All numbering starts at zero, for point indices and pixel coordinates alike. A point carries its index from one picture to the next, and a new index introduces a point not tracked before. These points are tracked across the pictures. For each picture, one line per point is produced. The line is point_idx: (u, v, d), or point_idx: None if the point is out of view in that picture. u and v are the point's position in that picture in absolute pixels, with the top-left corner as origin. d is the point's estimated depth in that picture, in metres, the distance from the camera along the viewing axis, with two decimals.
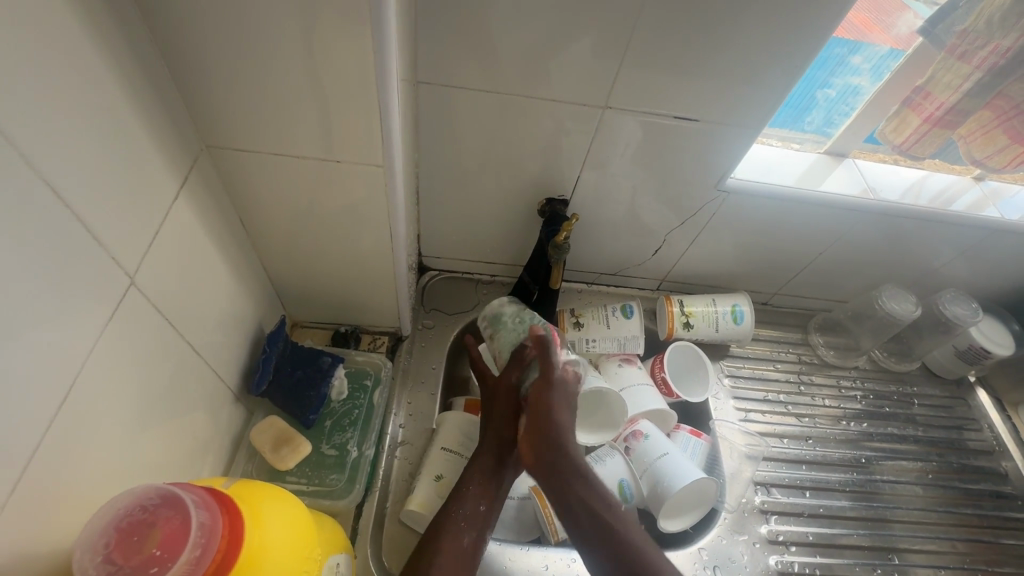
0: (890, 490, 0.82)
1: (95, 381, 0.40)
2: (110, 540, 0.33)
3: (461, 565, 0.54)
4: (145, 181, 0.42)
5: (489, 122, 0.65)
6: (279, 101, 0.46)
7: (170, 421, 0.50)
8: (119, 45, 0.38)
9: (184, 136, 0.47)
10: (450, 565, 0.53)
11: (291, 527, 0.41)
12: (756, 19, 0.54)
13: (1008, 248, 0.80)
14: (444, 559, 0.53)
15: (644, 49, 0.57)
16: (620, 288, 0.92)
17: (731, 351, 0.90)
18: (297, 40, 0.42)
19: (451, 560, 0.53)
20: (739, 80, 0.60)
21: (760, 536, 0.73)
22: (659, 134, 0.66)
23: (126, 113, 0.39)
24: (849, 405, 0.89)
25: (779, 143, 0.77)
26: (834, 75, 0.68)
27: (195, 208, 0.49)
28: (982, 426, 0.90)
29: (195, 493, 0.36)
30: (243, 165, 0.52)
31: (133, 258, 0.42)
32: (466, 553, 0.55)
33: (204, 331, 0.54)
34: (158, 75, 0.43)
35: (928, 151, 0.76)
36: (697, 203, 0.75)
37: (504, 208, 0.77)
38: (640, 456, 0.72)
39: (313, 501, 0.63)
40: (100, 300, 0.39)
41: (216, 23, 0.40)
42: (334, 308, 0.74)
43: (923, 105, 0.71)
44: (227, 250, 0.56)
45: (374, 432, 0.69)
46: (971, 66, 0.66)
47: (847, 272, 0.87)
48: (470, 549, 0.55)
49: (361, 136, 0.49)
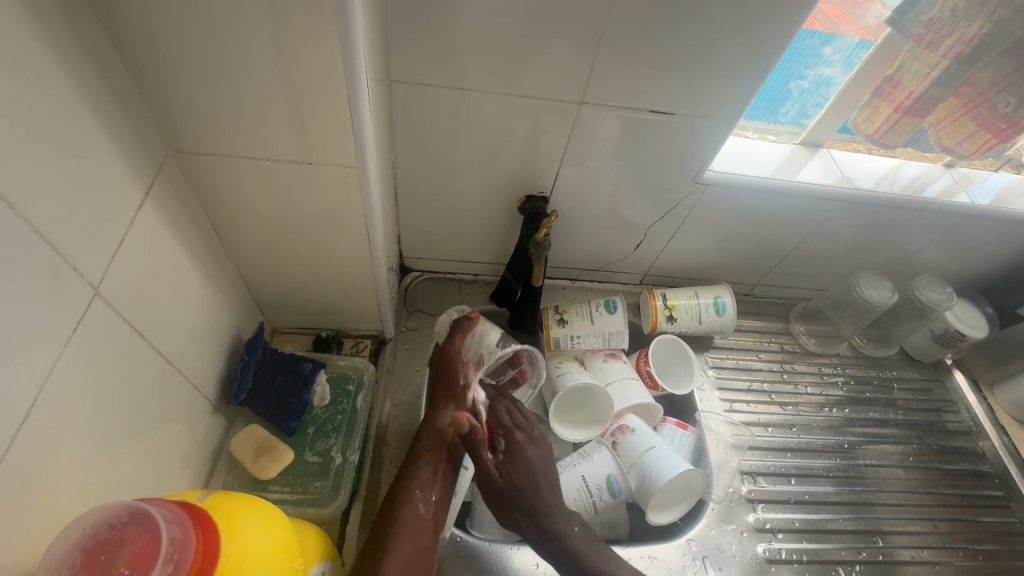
0: (873, 473, 0.83)
1: (61, 397, 0.38)
2: (76, 562, 0.32)
3: (420, 531, 0.58)
4: (106, 189, 0.41)
5: (465, 121, 0.65)
6: (246, 103, 0.45)
7: (144, 435, 0.49)
8: (73, 48, 0.36)
9: (148, 142, 0.45)
10: (409, 535, 0.57)
11: (269, 539, 0.40)
12: (727, 12, 0.54)
13: (980, 232, 0.82)
14: (402, 530, 0.57)
15: (618, 43, 0.57)
16: (604, 283, 0.92)
17: (715, 343, 0.91)
18: (261, 40, 0.41)
19: (410, 530, 0.58)
20: (713, 72, 0.60)
21: (748, 525, 0.74)
22: (636, 129, 0.66)
23: (81, 118, 0.38)
24: (831, 392, 0.90)
25: (756, 135, 0.77)
26: (807, 67, 0.69)
27: (163, 216, 0.48)
28: (959, 408, 0.92)
29: (165, 508, 0.35)
30: (211, 170, 0.51)
31: (97, 269, 0.41)
32: (424, 521, 0.59)
33: (177, 341, 0.53)
34: (118, 79, 0.41)
35: (900, 139, 0.77)
36: (676, 197, 0.75)
37: (484, 207, 0.76)
38: (628, 450, 0.72)
39: (297, 510, 0.62)
40: (60, 311, 0.37)
41: (175, 24, 0.39)
42: (314, 313, 0.73)
43: (892, 95, 0.71)
44: (200, 257, 0.55)
45: (358, 437, 0.68)
46: (938, 55, 0.68)
47: (826, 260, 0.88)
48: (428, 517, 0.60)
49: (333, 137, 0.48)
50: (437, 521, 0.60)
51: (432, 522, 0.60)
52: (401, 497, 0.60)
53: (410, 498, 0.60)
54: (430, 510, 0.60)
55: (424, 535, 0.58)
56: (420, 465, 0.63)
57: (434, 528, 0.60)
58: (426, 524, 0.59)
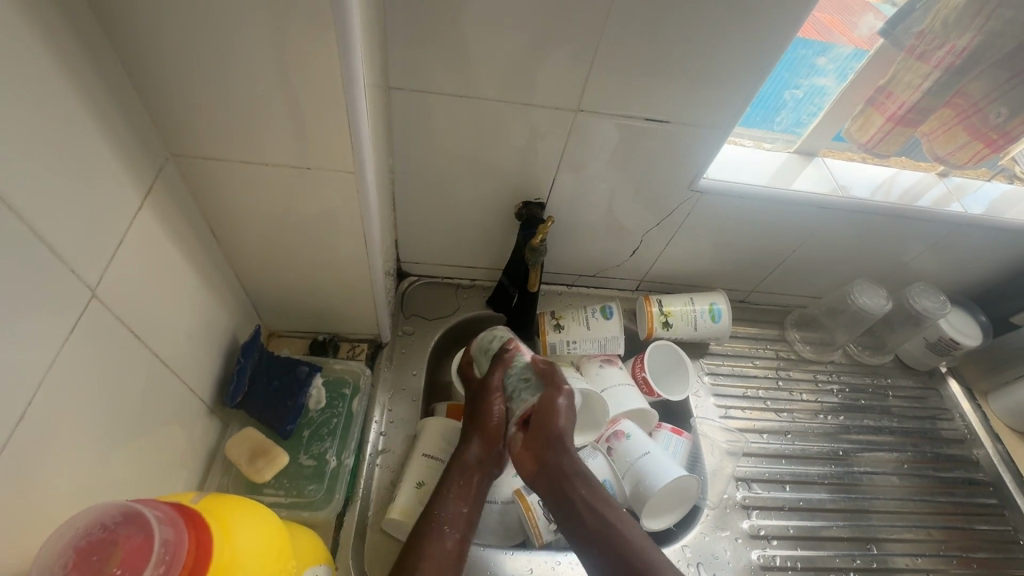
0: (869, 481, 0.83)
1: (56, 396, 0.39)
2: (69, 561, 0.32)
3: (444, 566, 0.57)
4: (104, 191, 0.41)
5: (461, 126, 0.65)
6: (246, 109, 0.46)
7: (140, 437, 0.49)
8: (74, 52, 0.37)
9: (147, 145, 0.46)
10: (433, 569, 0.56)
11: (262, 540, 0.41)
12: (720, 23, 0.55)
13: (972, 241, 0.83)
14: (426, 564, 0.56)
15: (614, 52, 0.58)
16: (600, 289, 0.92)
17: (711, 349, 0.91)
18: (260, 46, 0.41)
19: (436, 565, 0.57)
20: (707, 81, 0.61)
21: (743, 531, 0.74)
22: (631, 136, 0.67)
23: (82, 121, 0.38)
24: (826, 399, 0.91)
25: (752, 144, 0.78)
26: (801, 77, 0.69)
27: (161, 218, 0.48)
28: (953, 415, 0.93)
29: (159, 509, 0.35)
30: (210, 174, 0.51)
31: (95, 270, 0.41)
32: (449, 555, 0.58)
33: (174, 343, 0.53)
34: (118, 82, 0.42)
35: (892, 149, 0.79)
36: (672, 203, 0.76)
37: (481, 213, 0.77)
38: (622, 456, 0.72)
39: (291, 513, 0.62)
40: (58, 311, 0.38)
41: (175, 29, 0.40)
42: (311, 316, 0.73)
43: (885, 104, 0.72)
44: (198, 259, 0.56)
45: (353, 441, 0.68)
46: (930, 66, 0.69)
47: (821, 268, 0.88)
48: (452, 551, 0.59)
49: (331, 143, 0.49)
50: (460, 555, 0.59)
51: (457, 557, 0.59)
52: (425, 530, 0.59)
53: (435, 531, 0.59)
54: (454, 546, 0.59)
55: (448, 568, 0.57)
56: (447, 497, 0.62)
57: (458, 564, 0.58)
58: (451, 559, 0.58)
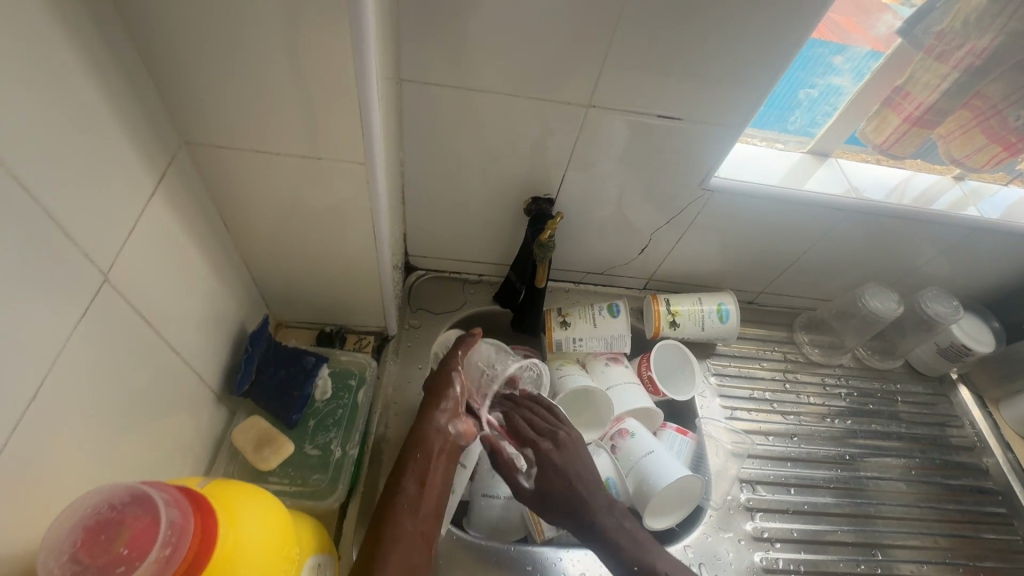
0: (875, 486, 0.82)
1: (67, 378, 0.39)
2: (77, 539, 0.32)
3: (410, 547, 0.57)
4: (117, 177, 0.41)
5: (473, 120, 0.65)
6: (259, 99, 0.46)
7: (147, 422, 0.49)
8: (92, 39, 0.37)
9: (161, 132, 0.46)
10: (399, 551, 0.56)
11: (266, 526, 0.41)
12: (735, 19, 0.55)
13: (986, 246, 0.81)
14: (393, 546, 0.56)
15: (626, 48, 0.57)
16: (607, 287, 0.92)
17: (717, 350, 0.91)
18: (272, 36, 0.41)
19: (403, 546, 0.56)
20: (720, 78, 0.60)
21: (746, 533, 0.74)
22: (642, 133, 0.66)
23: (98, 107, 0.38)
24: (834, 402, 0.90)
25: (763, 144, 0.77)
26: (816, 75, 0.68)
27: (173, 206, 0.49)
28: (963, 423, 0.91)
29: (166, 492, 0.36)
30: (222, 163, 0.52)
31: (107, 255, 0.41)
32: (414, 536, 0.58)
33: (183, 330, 0.53)
34: (133, 70, 0.42)
35: (907, 151, 0.77)
36: (682, 202, 0.75)
37: (490, 208, 0.77)
38: (626, 454, 0.72)
39: (295, 502, 0.62)
40: (70, 295, 0.38)
41: (189, 18, 0.40)
42: (319, 308, 0.74)
43: (902, 105, 0.71)
44: (208, 247, 0.56)
45: (358, 432, 0.68)
46: (948, 66, 0.67)
47: (831, 270, 0.87)
48: (417, 532, 0.58)
49: (342, 136, 0.49)
50: (426, 536, 0.59)
51: (424, 538, 0.58)
52: (388, 513, 0.58)
53: (398, 513, 0.58)
54: (420, 526, 0.59)
55: (414, 551, 0.57)
56: (408, 476, 0.61)
57: (426, 546, 0.58)
58: (417, 540, 0.58)
